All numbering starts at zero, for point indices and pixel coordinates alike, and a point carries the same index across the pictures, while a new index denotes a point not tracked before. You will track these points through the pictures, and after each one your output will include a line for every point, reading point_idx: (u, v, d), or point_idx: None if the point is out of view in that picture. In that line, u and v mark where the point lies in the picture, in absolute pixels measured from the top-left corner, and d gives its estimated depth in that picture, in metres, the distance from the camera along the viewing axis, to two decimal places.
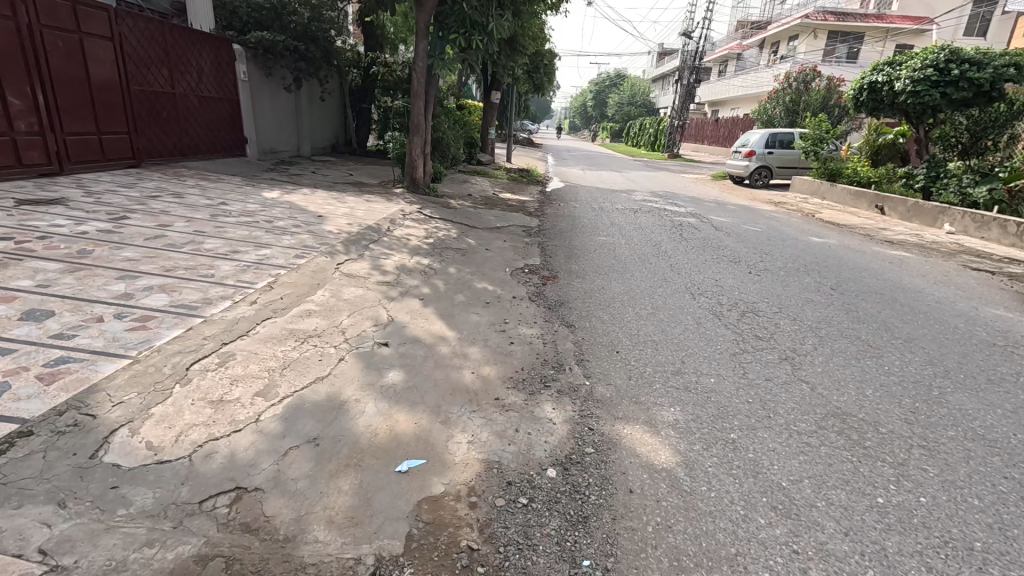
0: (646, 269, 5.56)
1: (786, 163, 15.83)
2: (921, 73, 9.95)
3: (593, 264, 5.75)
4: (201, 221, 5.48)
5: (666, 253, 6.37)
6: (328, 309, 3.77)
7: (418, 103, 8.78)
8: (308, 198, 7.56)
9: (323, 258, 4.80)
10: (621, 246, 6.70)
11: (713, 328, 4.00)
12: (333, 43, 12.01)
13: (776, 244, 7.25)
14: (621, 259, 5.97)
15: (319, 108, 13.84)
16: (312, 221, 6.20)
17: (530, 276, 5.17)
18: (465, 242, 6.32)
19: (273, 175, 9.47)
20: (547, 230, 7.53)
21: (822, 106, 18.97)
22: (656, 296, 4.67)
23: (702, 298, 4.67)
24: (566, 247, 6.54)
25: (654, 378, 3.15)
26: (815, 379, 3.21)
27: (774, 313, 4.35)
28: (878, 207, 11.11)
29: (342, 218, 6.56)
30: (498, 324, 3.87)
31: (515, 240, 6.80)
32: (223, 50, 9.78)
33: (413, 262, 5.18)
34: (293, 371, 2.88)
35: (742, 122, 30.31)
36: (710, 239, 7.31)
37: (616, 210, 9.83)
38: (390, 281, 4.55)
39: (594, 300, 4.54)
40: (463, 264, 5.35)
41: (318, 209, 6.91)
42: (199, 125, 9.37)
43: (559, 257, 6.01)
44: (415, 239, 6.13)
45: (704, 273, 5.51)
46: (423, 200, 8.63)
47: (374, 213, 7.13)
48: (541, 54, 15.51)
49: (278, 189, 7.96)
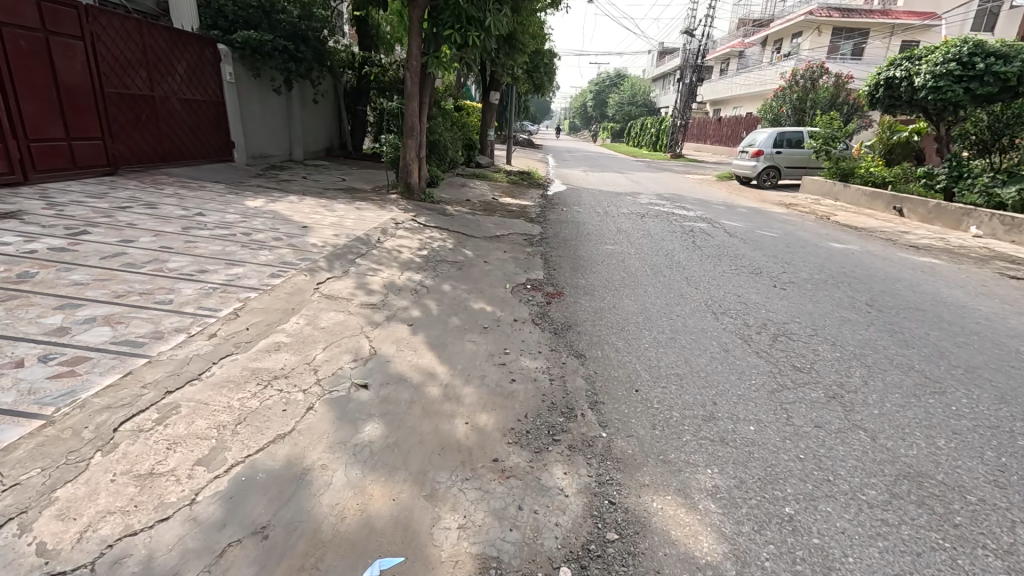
0: (660, 284, 5.06)
1: (795, 163, 15.32)
2: (943, 68, 9.41)
3: (601, 277, 5.25)
4: (171, 235, 5.00)
5: (679, 263, 5.87)
6: (300, 341, 3.27)
7: (411, 104, 8.31)
8: (294, 206, 7.08)
9: (302, 276, 4.31)
10: (630, 256, 6.20)
11: (743, 356, 3.50)
12: (324, 43, 11.56)
13: (796, 251, 6.74)
14: (631, 272, 5.48)
15: (312, 110, 13.38)
16: (295, 232, 5.71)
17: (532, 293, 4.68)
18: (462, 254, 5.83)
19: (260, 181, 8.98)
20: (550, 238, 7.04)
21: (831, 104, 18.49)
22: (673, 317, 4.16)
23: (725, 318, 4.17)
24: (571, 258, 6.04)
25: (683, 427, 2.65)
26: (874, 426, 2.70)
27: (809, 337, 3.84)
28: (895, 209, 10.61)
29: (329, 228, 6.07)
30: (497, 355, 3.36)
31: (516, 250, 6.31)
32: (207, 52, 9.34)
33: (403, 279, 4.70)
34: (248, 427, 2.38)
35: (745, 121, 29.80)
36: (726, 247, 6.80)
37: (621, 214, 9.32)
38: (376, 302, 4.06)
39: (605, 322, 4.03)
40: (460, 280, 4.86)
41: (302, 219, 6.42)
42: (182, 129, 8.89)
43: (564, 269, 5.52)
44: (407, 251, 5.63)
45: (724, 288, 5.01)
46: (418, 206, 8.15)
47: (364, 222, 6.64)
48: (541, 53, 15.05)
49: (262, 196, 7.49)
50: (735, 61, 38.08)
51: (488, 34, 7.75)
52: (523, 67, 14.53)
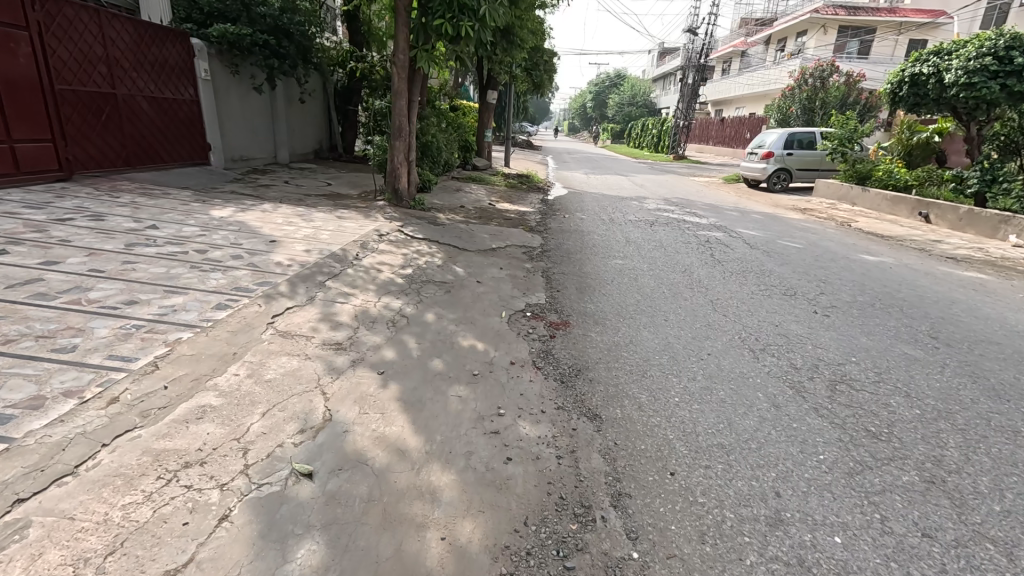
0: (682, 310, 4.33)
1: (807, 165, 14.63)
2: (977, 62, 8.69)
3: (613, 301, 4.54)
4: (108, 253, 4.26)
5: (700, 283, 5.14)
6: (233, 403, 2.52)
7: (399, 102, 7.58)
8: (265, 216, 6.35)
9: (255, 307, 3.57)
10: (643, 273, 5.48)
11: (800, 416, 2.77)
12: (309, 39, 10.88)
13: (829, 265, 6.02)
14: (646, 294, 4.75)
15: (299, 110, 12.69)
16: (258, 248, 4.97)
17: (533, 323, 3.95)
18: (452, 273, 5.09)
19: (234, 187, 8.27)
20: (552, 251, 6.32)
21: (841, 104, 17.80)
22: (703, 357, 3.44)
23: (765, 359, 3.45)
24: (576, 276, 5.32)
25: (746, 542, 1.91)
26: (1006, 535, 1.97)
27: (875, 385, 3.11)
28: (921, 214, 9.94)
29: (300, 242, 5.33)
30: (489, 419, 2.62)
31: (514, 266, 5.58)
32: (178, 46, 8.63)
33: (380, 307, 3.96)
34: (121, 559, 1.64)
35: (749, 122, 29.11)
36: (749, 261, 6.07)
37: (628, 221, 8.60)
38: (342, 340, 3.33)
39: (622, 365, 3.30)
40: (447, 307, 4.13)
41: (272, 231, 5.69)
42: (151, 131, 8.17)
43: (570, 291, 4.80)
44: (388, 271, 4.89)
45: (757, 315, 4.28)
46: (407, 215, 7.44)
47: (342, 235, 5.90)
48: (540, 51, 14.34)
49: (233, 205, 6.76)
50: (738, 60, 37.41)
51: (483, 25, 6.98)
52: (522, 65, 13.79)
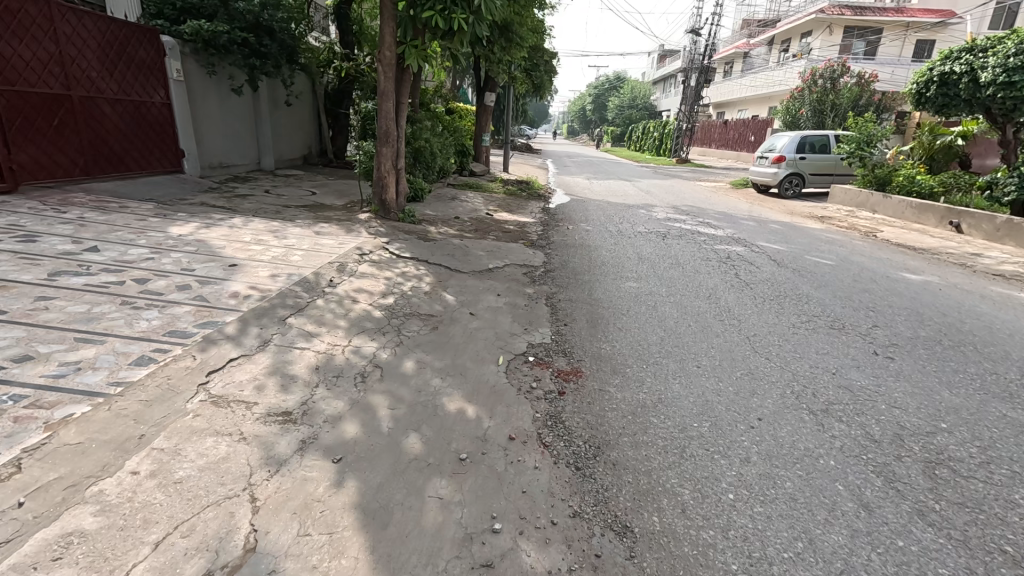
0: (716, 351, 3.61)
1: (821, 170, 13.91)
2: (1018, 59, 7.96)
3: (631, 338, 3.81)
4: (22, 287, 3.52)
5: (732, 313, 4.41)
6: (115, 527, 1.78)
7: (385, 104, 6.85)
8: (233, 233, 5.61)
9: (187, 361, 2.84)
10: (663, 299, 4.75)
11: (905, 528, 2.03)
12: (294, 37, 10.21)
13: (872, 288, 5.29)
14: (670, 328, 4.02)
15: (285, 113, 11.99)
16: (213, 274, 4.23)
17: (536, 374, 3.23)
18: (441, 302, 4.36)
19: (207, 197, 7.56)
20: (557, 271, 5.60)
21: (853, 107, 17.13)
22: (755, 426, 2.71)
23: (834, 428, 2.71)
24: (585, 302, 4.60)
25: None
26: None
27: (988, 471, 2.38)
28: (951, 223, 9.30)
29: (264, 266, 4.59)
30: (478, 543, 1.88)
31: (514, 291, 4.86)
32: (145, 44, 7.93)
33: (349, 354, 3.23)
34: None
35: (753, 124, 28.47)
36: (781, 282, 5.35)
37: (637, 233, 7.89)
38: (292, 409, 2.59)
39: (653, 441, 2.57)
40: (433, 352, 3.40)
41: (235, 252, 4.95)
42: (113, 136, 7.46)
43: (580, 325, 4.07)
44: (365, 302, 4.15)
45: (806, 358, 3.54)
46: (395, 229, 6.73)
47: (317, 255, 5.16)
48: (540, 51, 13.63)
49: (197, 219, 6.03)
50: (740, 62, 36.74)
51: (478, 18, 6.29)
52: (521, 65, 13.09)
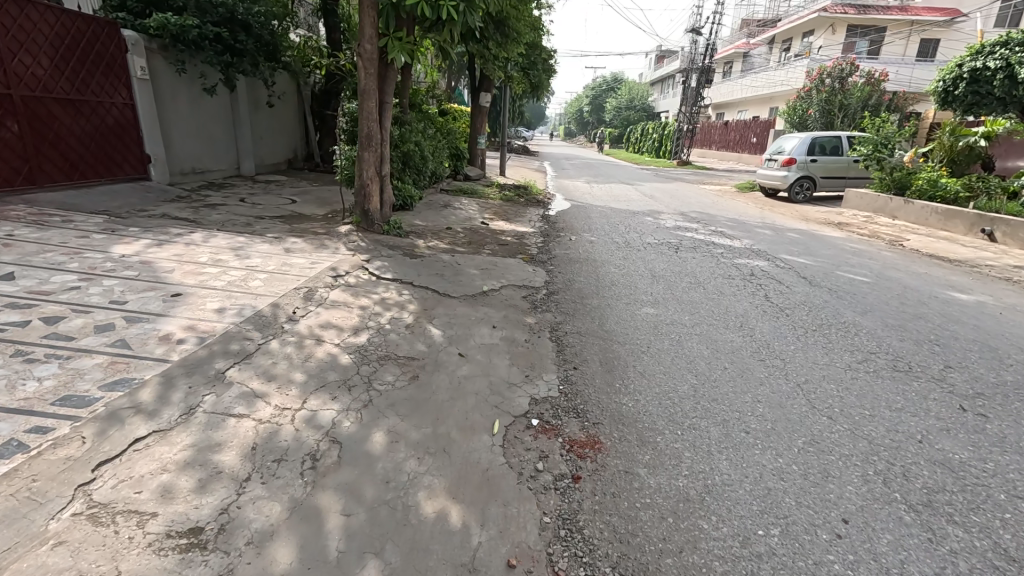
0: (765, 409, 2.90)
1: (832, 173, 13.21)
2: None
3: (657, 389, 3.10)
4: None
5: (773, 350, 3.70)
6: None
7: (367, 104, 6.11)
8: (187, 252, 4.87)
9: (72, 446, 2.10)
10: (687, 331, 4.03)
11: None
12: (272, 32, 9.53)
13: (927, 314, 4.58)
14: (702, 373, 3.31)
15: (267, 115, 11.27)
16: (148, 309, 3.49)
17: (541, 446, 2.51)
18: (425, 340, 3.64)
19: (171, 209, 6.82)
20: (562, 294, 4.89)
21: (863, 107, 16.51)
22: (842, 535, 2.00)
23: (951, 538, 1.99)
24: (596, 337, 3.89)
25: None
26: None
27: None
28: (983, 231, 8.67)
29: (215, 296, 3.86)
30: None
31: (512, 321, 4.14)
32: (104, 38, 7.20)
33: (299, 426, 2.49)
34: None
35: (755, 125, 27.85)
36: (819, 308, 4.65)
37: (646, 245, 7.18)
38: (204, 525, 1.85)
39: (709, 566, 1.85)
40: (409, 417, 2.66)
41: (184, 276, 4.22)
42: (64, 139, 6.74)
43: (594, 369, 3.34)
44: (331, 342, 3.42)
45: (879, 416, 2.84)
46: (379, 243, 6.01)
47: (283, 279, 4.43)
48: (538, 48, 12.94)
49: (151, 235, 5.29)
50: (741, 62, 36.18)
51: (470, 6, 5.63)
52: (517, 63, 12.37)
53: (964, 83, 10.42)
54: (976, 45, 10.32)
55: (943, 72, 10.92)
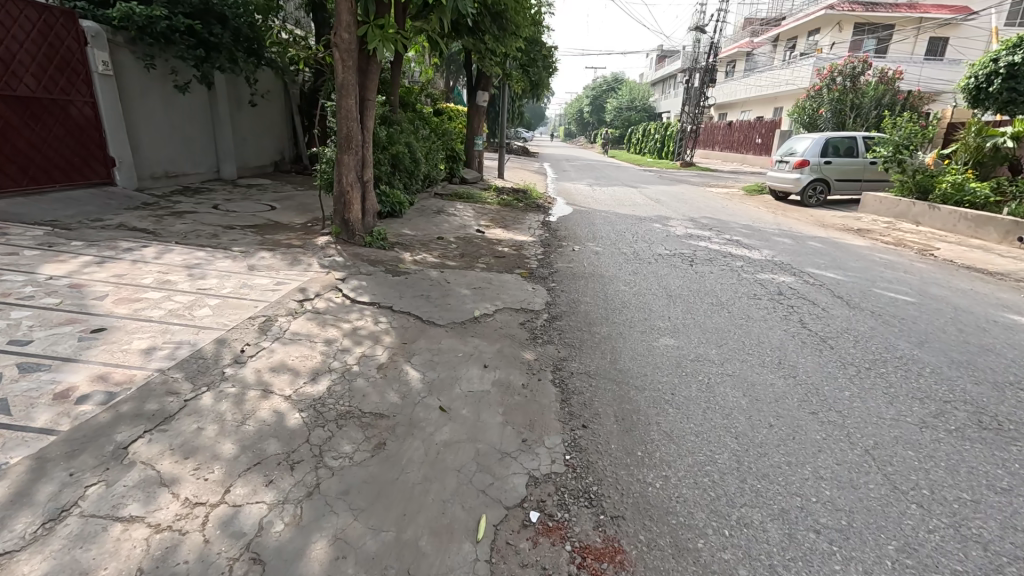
0: (833, 492, 2.23)
1: (848, 175, 12.51)
2: None
3: (690, 462, 2.43)
4: None
5: (825, 398, 3.03)
6: None
7: (348, 101, 5.43)
8: (130, 271, 4.20)
9: None
10: (716, 370, 3.36)
11: None
12: (251, 25, 8.88)
13: (994, 345, 3.89)
14: (745, 436, 2.64)
15: (250, 115, 10.60)
16: (56, 351, 2.82)
17: (543, 562, 1.84)
18: (400, 387, 2.96)
19: (131, 217, 6.15)
20: (566, 321, 4.21)
21: (876, 106, 15.85)
22: None
23: None
24: (608, 380, 3.21)
25: None
26: None
27: None
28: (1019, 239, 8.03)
29: (147, 331, 3.18)
30: None
31: (508, 357, 3.46)
32: (59, 29, 6.54)
33: (211, 534, 1.81)
34: None
35: (760, 125, 27.09)
36: (866, 337, 3.98)
37: (657, 257, 6.50)
38: None
39: None
40: (366, 514, 1.98)
41: (116, 304, 3.55)
42: (11, 141, 6.11)
43: (608, 430, 2.67)
44: (281, 394, 2.74)
45: (986, 507, 2.16)
46: (359, 258, 5.33)
47: (237, 306, 3.76)
48: (537, 44, 12.28)
49: (94, 251, 4.61)
50: (743, 61, 35.57)
51: None
52: (516, 60, 11.71)
53: (1000, 79, 9.76)
54: (1011, 39, 9.66)
55: (975, 67, 10.27)
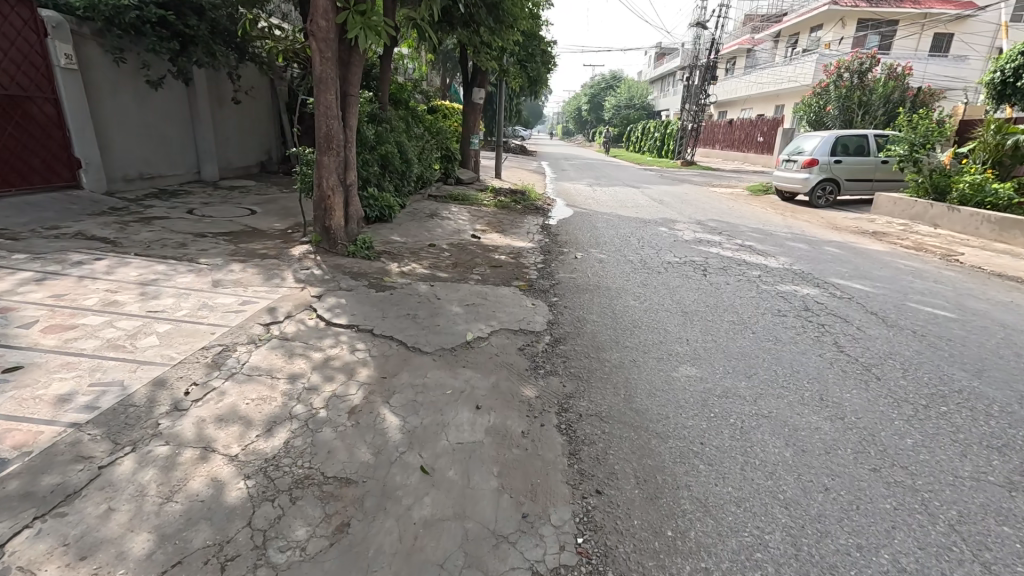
0: None
1: (858, 175, 11.99)
2: None
3: (735, 547, 1.92)
4: None
5: (886, 449, 2.52)
6: None
7: (327, 96, 4.90)
8: (73, 290, 3.67)
9: None
10: (750, 412, 2.85)
11: None
12: (232, 17, 8.31)
13: None
14: (797, 505, 2.13)
15: (233, 113, 10.07)
16: None
17: None
18: (373, 439, 2.44)
19: (92, 225, 5.63)
20: (571, 345, 3.68)
21: (886, 103, 15.32)
22: None
23: None
24: (624, 425, 2.69)
25: None
26: None
27: None
28: None
29: (71, 369, 2.66)
30: None
31: (504, 394, 2.94)
32: (14, 20, 6.00)
33: None
34: None
35: (767, 122, 26.08)
36: (915, 365, 3.47)
37: (667, 266, 6.00)
38: None
39: None
40: None
41: (42, 333, 3.02)
42: None
43: (628, 500, 2.15)
44: (224, 453, 2.22)
45: None
46: (340, 269, 4.81)
47: (190, 333, 3.24)
48: (535, 38, 11.72)
49: (37, 265, 4.09)
50: (744, 60, 35.12)
51: None
52: (513, 54, 11.14)
53: None
54: None
55: (1000, 62, 9.82)
